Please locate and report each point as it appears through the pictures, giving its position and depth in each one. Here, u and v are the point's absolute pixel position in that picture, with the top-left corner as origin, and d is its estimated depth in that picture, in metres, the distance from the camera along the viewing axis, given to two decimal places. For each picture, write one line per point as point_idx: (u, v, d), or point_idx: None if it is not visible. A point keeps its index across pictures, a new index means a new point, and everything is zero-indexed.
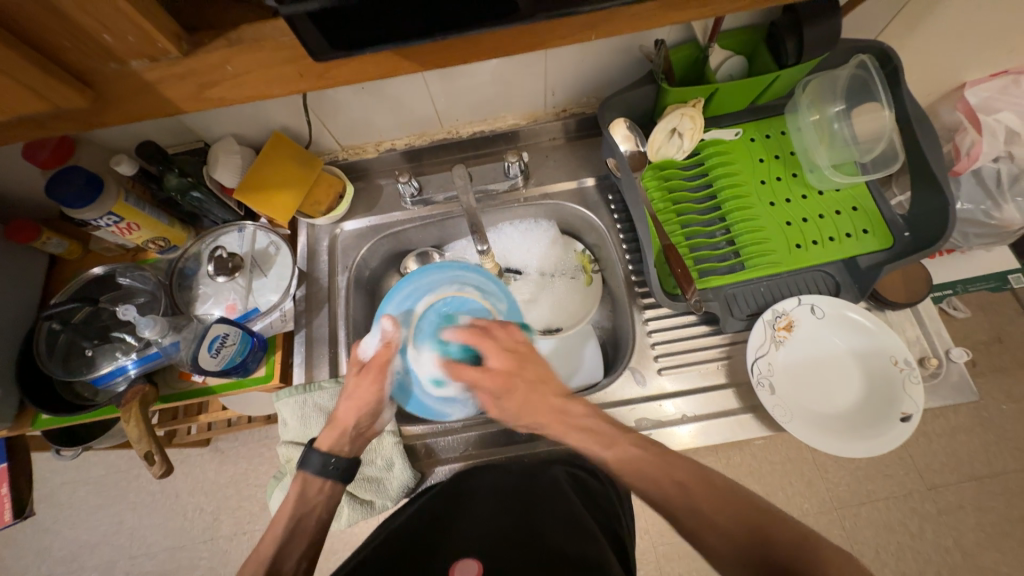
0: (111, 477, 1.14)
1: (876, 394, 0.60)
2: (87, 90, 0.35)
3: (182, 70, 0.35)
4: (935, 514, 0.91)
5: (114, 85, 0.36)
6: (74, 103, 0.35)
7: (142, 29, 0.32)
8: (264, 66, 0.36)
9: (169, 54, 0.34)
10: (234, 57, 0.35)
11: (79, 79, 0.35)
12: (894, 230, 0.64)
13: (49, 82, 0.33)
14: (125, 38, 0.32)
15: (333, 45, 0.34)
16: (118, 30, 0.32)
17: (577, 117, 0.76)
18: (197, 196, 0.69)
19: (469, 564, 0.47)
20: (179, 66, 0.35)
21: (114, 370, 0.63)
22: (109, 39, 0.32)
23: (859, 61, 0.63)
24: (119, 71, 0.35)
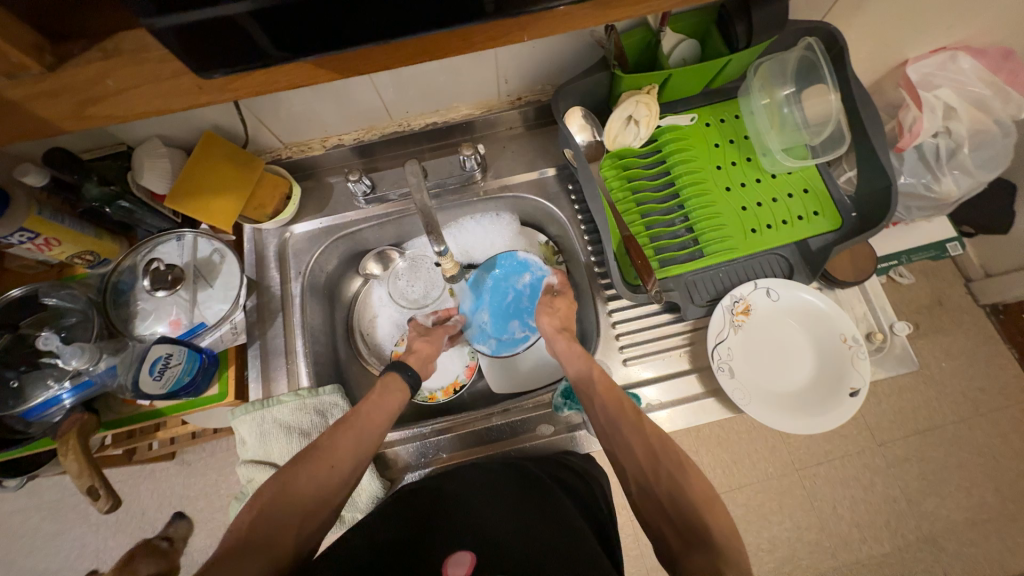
0: (67, 501, 1.08)
1: (827, 371, 0.63)
2: None
3: (53, 85, 0.31)
4: (885, 468, 0.97)
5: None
6: None
7: None
8: (157, 79, 0.32)
9: (29, 69, 0.30)
10: (112, 70, 0.32)
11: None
12: (842, 210, 0.66)
13: None
14: None
15: (229, 61, 0.31)
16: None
17: (534, 105, 0.74)
18: (126, 206, 0.64)
19: (461, 555, 0.48)
20: (46, 83, 0.31)
21: (46, 401, 0.58)
22: None
23: (807, 43, 0.63)
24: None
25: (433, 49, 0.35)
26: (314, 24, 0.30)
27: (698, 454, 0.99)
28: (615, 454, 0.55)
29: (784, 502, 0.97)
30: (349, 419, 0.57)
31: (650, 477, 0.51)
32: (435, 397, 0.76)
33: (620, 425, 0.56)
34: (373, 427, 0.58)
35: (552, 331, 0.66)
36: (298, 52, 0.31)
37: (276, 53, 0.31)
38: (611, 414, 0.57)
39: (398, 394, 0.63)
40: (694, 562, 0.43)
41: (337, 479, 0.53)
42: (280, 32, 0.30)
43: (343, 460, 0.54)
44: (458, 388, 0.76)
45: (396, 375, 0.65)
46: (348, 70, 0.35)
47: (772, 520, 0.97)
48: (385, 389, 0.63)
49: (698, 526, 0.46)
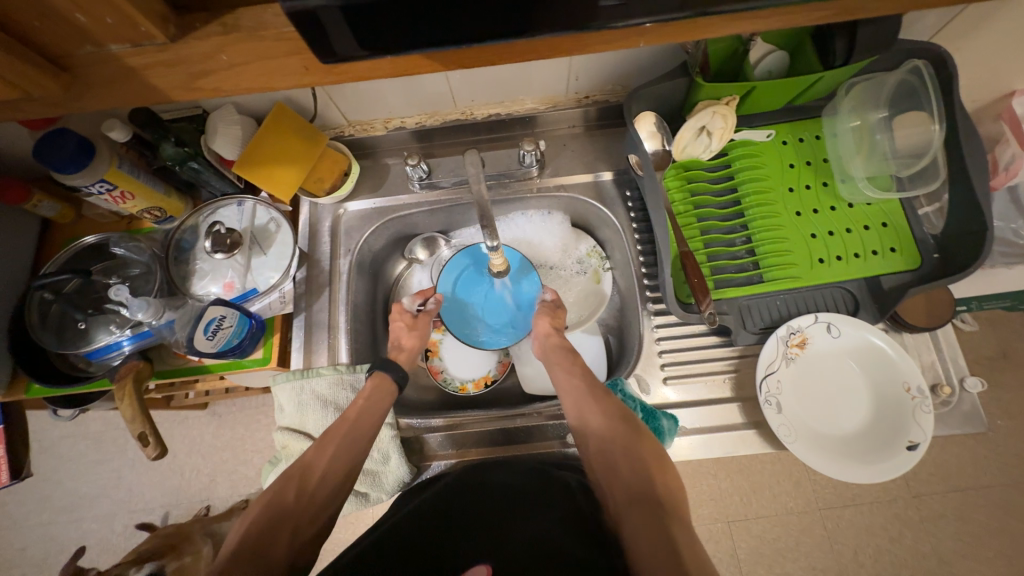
0: (109, 434, 1.15)
1: (883, 419, 0.59)
2: (63, 75, 0.32)
3: (172, 57, 0.32)
4: (917, 522, 0.89)
5: (95, 71, 0.32)
6: (48, 89, 0.32)
7: (121, 11, 0.29)
8: (264, 58, 0.32)
9: (155, 40, 0.31)
10: (228, 46, 0.32)
11: (55, 62, 0.31)
12: (923, 250, 0.62)
13: (28, 72, 0.30)
14: (102, 20, 0.29)
15: (331, 50, 0.30)
16: (95, 11, 0.28)
17: (600, 105, 0.72)
18: (196, 167, 0.65)
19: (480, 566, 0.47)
20: (166, 53, 0.32)
21: (109, 345, 0.62)
22: (84, 19, 0.29)
23: (912, 66, 0.58)
24: (96, 55, 0.32)
25: (524, 52, 0.34)
26: (425, 22, 0.29)
27: (717, 479, 0.94)
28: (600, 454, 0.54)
29: (802, 540, 0.90)
30: (334, 432, 0.57)
31: (633, 500, 0.48)
32: (466, 388, 0.76)
33: (610, 443, 0.54)
34: (360, 431, 0.58)
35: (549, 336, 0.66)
36: (403, 46, 0.31)
37: (373, 51, 0.31)
38: (600, 432, 0.55)
39: (386, 397, 0.62)
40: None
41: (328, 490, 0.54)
42: (379, 29, 0.29)
43: (330, 473, 0.54)
44: (489, 382, 0.76)
45: (381, 376, 0.63)
46: (450, 64, 0.34)
47: (787, 557, 0.91)
48: (375, 392, 0.62)
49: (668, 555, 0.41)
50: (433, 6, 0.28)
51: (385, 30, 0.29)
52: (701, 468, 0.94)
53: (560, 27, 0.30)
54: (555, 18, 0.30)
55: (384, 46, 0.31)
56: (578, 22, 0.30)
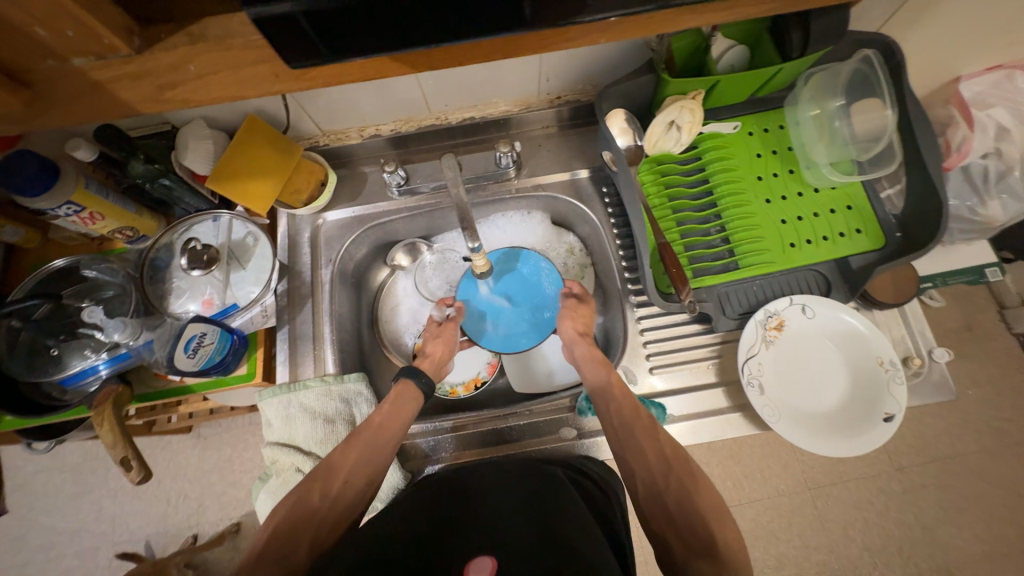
0: (88, 465, 1.11)
1: (860, 394, 0.61)
2: (25, 91, 0.32)
3: (138, 69, 0.32)
4: (900, 493, 0.92)
5: (60, 85, 0.32)
6: (9, 105, 0.31)
7: (85, 24, 0.29)
8: (233, 67, 0.33)
9: (119, 51, 0.31)
10: (196, 56, 0.32)
11: (18, 78, 0.31)
12: (886, 229, 0.64)
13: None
14: (65, 32, 0.29)
15: (298, 57, 0.31)
16: (56, 25, 0.28)
17: (572, 104, 0.73)
18: (167, 183, 0.64)
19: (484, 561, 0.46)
20: (132, 65, 0.32)
21: (84, 370, 0.59)
22: (45, 33, 0.29)
23: (863, 56, 0.61)
24: (61, 69, 0.32)
25: (493, 52, 0.35)
26: (390, 23, 0.30)
27: (708, 465, 0.95)
28: (618, 430, 0.57)
29: (793, 519, 0.93)
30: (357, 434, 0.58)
31: (658, 480, 0.52)
32: (456, 392, 0.77)
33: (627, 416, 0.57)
34: (385, 437, 0.58)
35: (574, 335, 0.67)
36: (369, 48, 0.31)
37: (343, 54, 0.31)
38: (619, 399, 0.59)
39: (411, 405, 0.63)
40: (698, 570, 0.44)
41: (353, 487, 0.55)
42: (346, 32, 0.30)
43: (353, 475, 0.55)
44: (480, 384, 0.77)
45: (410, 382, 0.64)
46: (420, 65, 0.35)
47: (780, 537, 0.93)
48: (399, 400, 0.62)
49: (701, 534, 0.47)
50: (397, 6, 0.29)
51: (352, 31, 0.30)
52: (693, 456, 0.95)
53: (523, 24, 0.31)
54: (517, 16, 0.31)
55: (352, 49, 0.31)
56: (540, 19, 0.31)
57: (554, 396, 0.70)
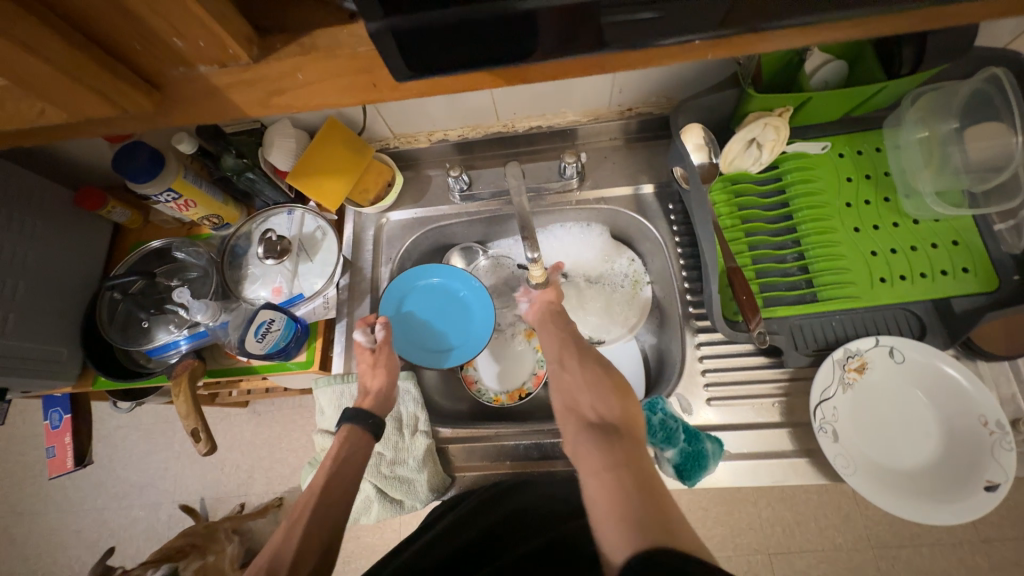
0: (159, 426, 1.21)
1: (954, 455, 0.54)
2: (154, 92, 0.34)
3: (253, 76, 0.34)
4: (987, 570, 0.80)
5: (185, 89, 0.34)
6: (142, 106, 0.34)
7: (214, 35, 0.30)
8: (337, 76, 0.34)
9: (240, 60, 0.33)
10: (305, 66, 0.33)
11: (149, 81, 0.34)
12: (1001, 271, 0.56)
13: (121, 89, 0.32)
14: (196, 43, 0.31)
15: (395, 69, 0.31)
16: (190, 34, 0.30)
17: (643, 117, 0.71)
18: (252, 177, 0.69)
19: None
20: (249, 73, 0.34)
21: (167, 343, 0.66)
22: (181, 44, 0.31)
23: (990, 74, 0.54)
24: (187, 75, 0.33)
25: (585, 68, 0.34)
26: (486, 41, 0.30)
27: (758, 506, 0.88)
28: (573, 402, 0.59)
29: None
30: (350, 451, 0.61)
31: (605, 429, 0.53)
32: (499, 399, 0.75)
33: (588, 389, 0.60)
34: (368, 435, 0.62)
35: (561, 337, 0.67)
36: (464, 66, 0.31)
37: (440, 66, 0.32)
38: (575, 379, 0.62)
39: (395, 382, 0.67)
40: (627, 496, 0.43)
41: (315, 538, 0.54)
42: (444, 46, 0.30)
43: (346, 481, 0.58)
44: (523, 395, 0.75)
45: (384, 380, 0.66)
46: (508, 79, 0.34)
47: None
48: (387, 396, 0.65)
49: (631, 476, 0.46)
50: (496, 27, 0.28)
51: (448, 48, 0.30)
52: (741, 494, 0.89)
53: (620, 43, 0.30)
54: (615, 35, 0.30)
55: (447, 66, 0.31)
56: (638, 39, 0.30)
57: None
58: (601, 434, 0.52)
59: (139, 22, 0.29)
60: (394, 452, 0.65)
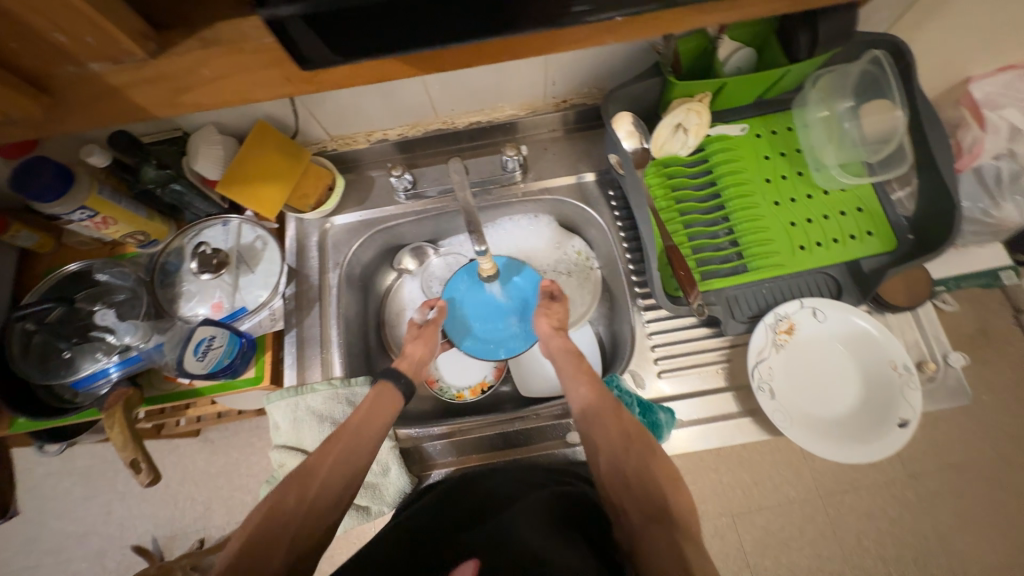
0: (97, 468, 1.11)
1: (873, 399, 0.60)
2: (42, 96, 0.33)
3: (154, 73, 0.33)
4: (915, 501, 0.89)
5: (74, 90, 0.33)
6: (27, 110, 0.32)
7: (104, 30, 0.29)
8: (247, 69, 0.33)
9: (135, 56, 0.32)
10: (210, 60, 0.33)
11: (37, 84, 0.33)
12: (898, 231, 0.64)
13: (7, 95, 0.31)
14: (83, 39, 0.30)
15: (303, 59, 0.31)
16: (75, 30, 0.29)
17: (578, 108, 0.74)
18: (178, 188, 0.66)
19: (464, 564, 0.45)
20: (147, 69, 0.33)
21: (94, 373, 0.59)
22: (64, 39, 0.30)
23: (872, 56, 0.61)
24: (79, 75, 0.32)
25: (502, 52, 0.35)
26: (397, 25, 0.30)
27: (718, 472, 0.94)
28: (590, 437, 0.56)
29: (806, 528, 0.90)
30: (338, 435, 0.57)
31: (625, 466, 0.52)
32: (463, 395, 0.76)
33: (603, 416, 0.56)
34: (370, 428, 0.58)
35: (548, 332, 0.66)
36: (378, 51, 0.32)
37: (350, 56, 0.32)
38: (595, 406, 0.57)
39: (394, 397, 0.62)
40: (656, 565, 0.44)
41: (338, 475, 0.53)
42: (353, 34, 0.30)
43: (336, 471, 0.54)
44: (486, 388, 0.76)
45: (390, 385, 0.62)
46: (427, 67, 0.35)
47: (792, 546, 0.90)
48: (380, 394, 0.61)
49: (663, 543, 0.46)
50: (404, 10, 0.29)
51: (357, 34, 0.30)
52: (702, 463, 0.94)
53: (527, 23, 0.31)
54: (520, 17, 0.31)
55: (360, 50, 0.32)
56: (544, 21, 0.31)
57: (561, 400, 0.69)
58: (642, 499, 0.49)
59: (16, 19, 0.28)
60: None
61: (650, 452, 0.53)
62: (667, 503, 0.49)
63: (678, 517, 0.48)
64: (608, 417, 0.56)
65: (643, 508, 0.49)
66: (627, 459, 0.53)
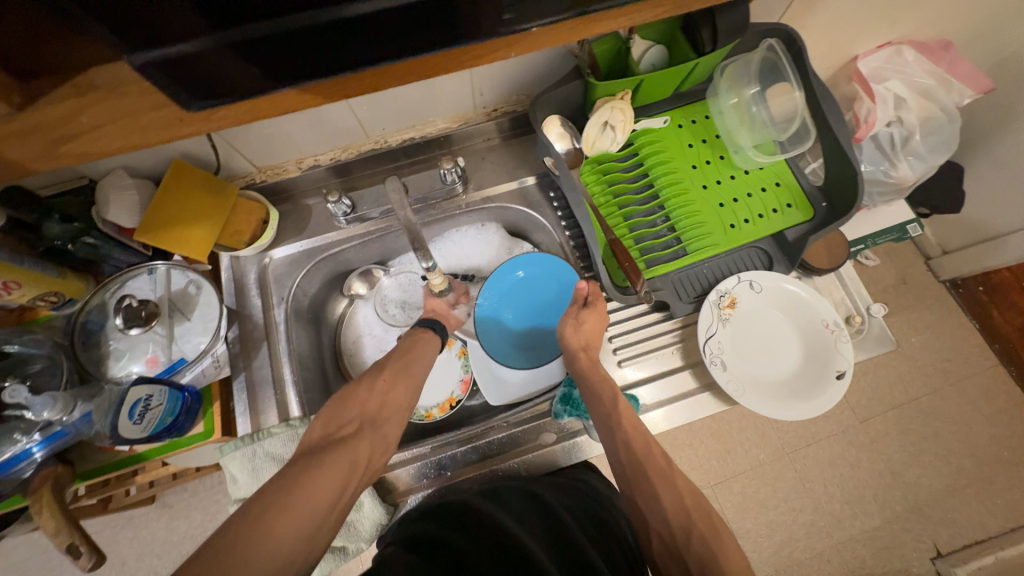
0: (37, 559, 1.00)
1: (813, 357, 0.65)
2: None
3: (26, 125, 0.31)
4: (868, 444, 0.97)
5: None
6: None
7: None
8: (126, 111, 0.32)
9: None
10: (85, 105, 0.32)
11: None
12: (813, 201, 0.69)
13: None
14: None
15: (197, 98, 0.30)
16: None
17: (510, 115, 0.75)
18: (91, 242, 0.60)
19: None
20: (14, 122, 0.31)
21: (16, 456, 0.54)
22: None
23: (768, 44, 0.66)
24: None
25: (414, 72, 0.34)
26: (290, 56, 0.29)
27: (692, 448, 0.97)
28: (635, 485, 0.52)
29: (778, 486, 0.95)
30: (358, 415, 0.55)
31: (676, 524, 0.49)
32: (432, 414, 0.74)
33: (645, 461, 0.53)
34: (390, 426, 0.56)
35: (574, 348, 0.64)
36: (278, 82, 0.31)
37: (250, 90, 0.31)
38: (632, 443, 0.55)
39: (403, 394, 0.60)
40: None
41: (353, 476, 0.49)
42: (246, 66, 0.29)
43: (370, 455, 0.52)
44: (454, 404, 0.75)
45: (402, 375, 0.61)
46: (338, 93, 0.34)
47: (768, 506, 0.95)
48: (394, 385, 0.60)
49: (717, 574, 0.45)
50: (290, 44, 0.28)
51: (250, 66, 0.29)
52: (676, 441, 0.97)
53: (423, 46, 0.31)
54: (418, 40, 0.31)
55: (258, 83, 0.30)
56: (440, 38, 0.31)
57: (530, 400, 0.70)
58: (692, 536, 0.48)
59: None
60: None
61: (715, 533, 0.48)
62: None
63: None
64: (653, 482, 0.52)
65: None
66: (688, 543, 0.47)
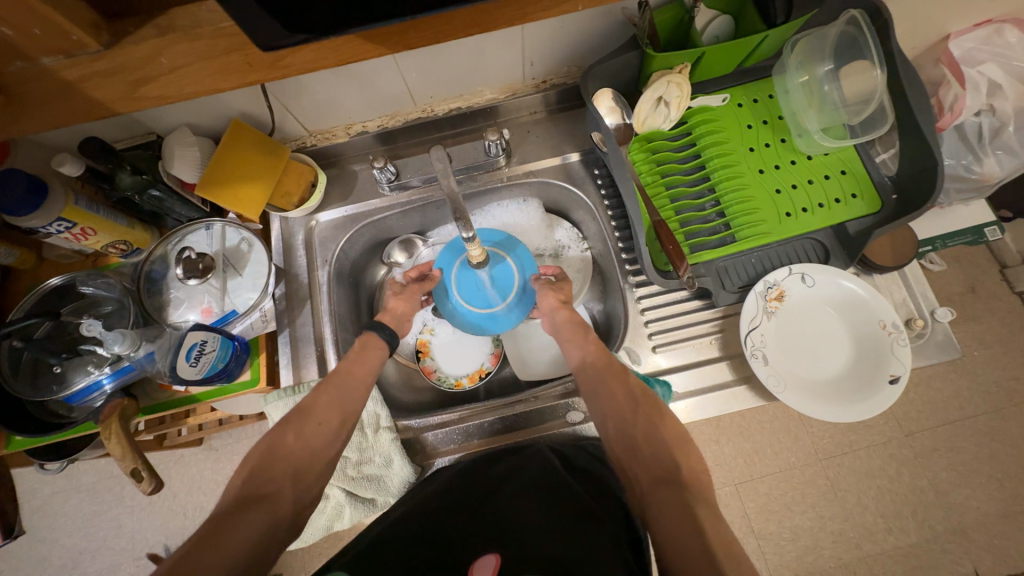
0: (102, 484, 1.11)
1: (864, 359, 0.61)
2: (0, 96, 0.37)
3: (107, 65, 0.37)
4: (911, 458, 0.91)
5: (30, 86, 0.37)
6: None
7: (56, 24, 0.34)
8: (204, 56, 0.38)
9: (88, 47, 0.36)
10: (164, 48, 0.37)
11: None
12: (882, 192, 0.64)
13: None
14: (32, 32, 0.34)
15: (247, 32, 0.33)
16: (23, 24, 0.33)
17: (558, 88, 0.73)
18: (157, 194, 0.64)
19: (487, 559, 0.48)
20: (100, 60, 0.37)
21: (88, 386, 0.59)
22: (15, 35, 0.34)
23: (850, 16, 0.60)
24: (27, 70, 0.37)
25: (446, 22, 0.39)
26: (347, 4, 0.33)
27: (720, 444, 0.95)
28: (596, 402, 0.56)
29: (807, 492, 0.92)
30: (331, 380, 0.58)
31: (628, 417, 0.53)
32: (461, 383, 0.76)
33: (606, 379, 0.57)
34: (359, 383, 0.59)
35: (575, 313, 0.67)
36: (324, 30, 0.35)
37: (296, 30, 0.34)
38: (597, 370, 0.59)
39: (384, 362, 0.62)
40: (661, 496, 0.45)
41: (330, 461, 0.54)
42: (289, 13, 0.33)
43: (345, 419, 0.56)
44: (484, 374, 0.76)
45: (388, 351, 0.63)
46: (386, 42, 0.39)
47: (794, 510, 0.92)
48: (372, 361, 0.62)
49: (669, 463, 0.48)
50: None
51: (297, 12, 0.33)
52: (703, 435, 0.95)
53: None
54: None
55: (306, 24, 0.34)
56: None
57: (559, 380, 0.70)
58: (651, 440, 0.50)
59: None
60: (359, 453, 0.64)
61: (657, 412, 0.53)
62: (677, 469, 0.48)
63: (689, 479, 0.47)
64: (613, 384, 0.57)
65: (650, 469, 0.48)
66: (634, 421, 0.53)
